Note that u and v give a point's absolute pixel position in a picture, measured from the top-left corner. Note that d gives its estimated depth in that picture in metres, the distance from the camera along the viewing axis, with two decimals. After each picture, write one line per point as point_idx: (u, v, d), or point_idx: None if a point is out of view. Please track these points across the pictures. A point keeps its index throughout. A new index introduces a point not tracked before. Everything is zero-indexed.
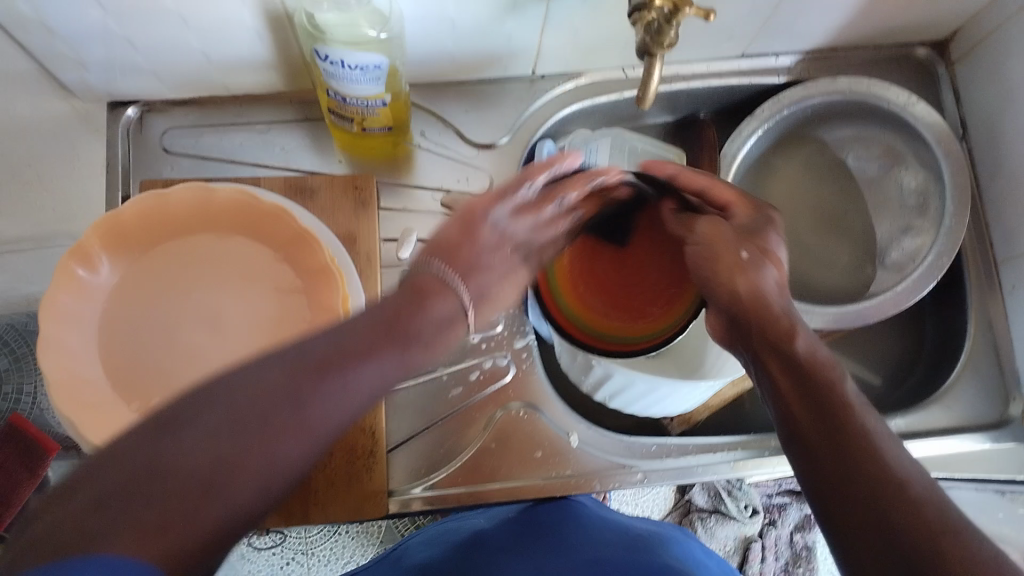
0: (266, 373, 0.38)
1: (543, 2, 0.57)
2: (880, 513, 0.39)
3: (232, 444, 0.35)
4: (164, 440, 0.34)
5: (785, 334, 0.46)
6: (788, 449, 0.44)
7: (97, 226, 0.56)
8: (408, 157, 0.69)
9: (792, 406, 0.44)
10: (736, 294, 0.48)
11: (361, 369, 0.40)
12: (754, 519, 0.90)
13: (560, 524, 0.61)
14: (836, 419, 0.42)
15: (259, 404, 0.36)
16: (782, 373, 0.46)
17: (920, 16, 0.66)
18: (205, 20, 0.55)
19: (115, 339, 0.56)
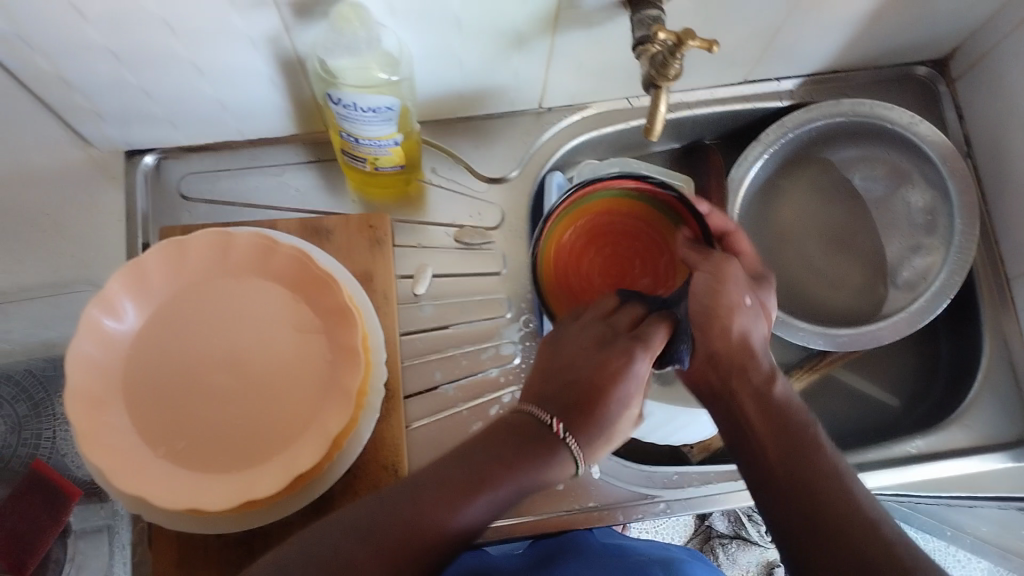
0: (433, 478, 0.44)
1: (548, 37, 0.58)
2: (839, 535, 0.43)
3: (382, 540, 0.42)
4: (382, 510, 0.43)
5: (762, 381, 0.51)
6: (751, 476, 0.48)
7: (122, 273, 0.57)
8: (419, 193, 0.70)
9: (763, 437, 0.48)
10: (728, 342, 0.52)
11: (508, 482, 0.44)
12: (775, 543, 0.92)
13: (562, 548, 0.60)
14: (802, 452, 0.47)
15: (418, 506, 0.43)
16: (756, 414, 0.49)
17: (917, 35, 0.68)
18: (219, 68, 0.57)
19: (138, 386, 0.57)
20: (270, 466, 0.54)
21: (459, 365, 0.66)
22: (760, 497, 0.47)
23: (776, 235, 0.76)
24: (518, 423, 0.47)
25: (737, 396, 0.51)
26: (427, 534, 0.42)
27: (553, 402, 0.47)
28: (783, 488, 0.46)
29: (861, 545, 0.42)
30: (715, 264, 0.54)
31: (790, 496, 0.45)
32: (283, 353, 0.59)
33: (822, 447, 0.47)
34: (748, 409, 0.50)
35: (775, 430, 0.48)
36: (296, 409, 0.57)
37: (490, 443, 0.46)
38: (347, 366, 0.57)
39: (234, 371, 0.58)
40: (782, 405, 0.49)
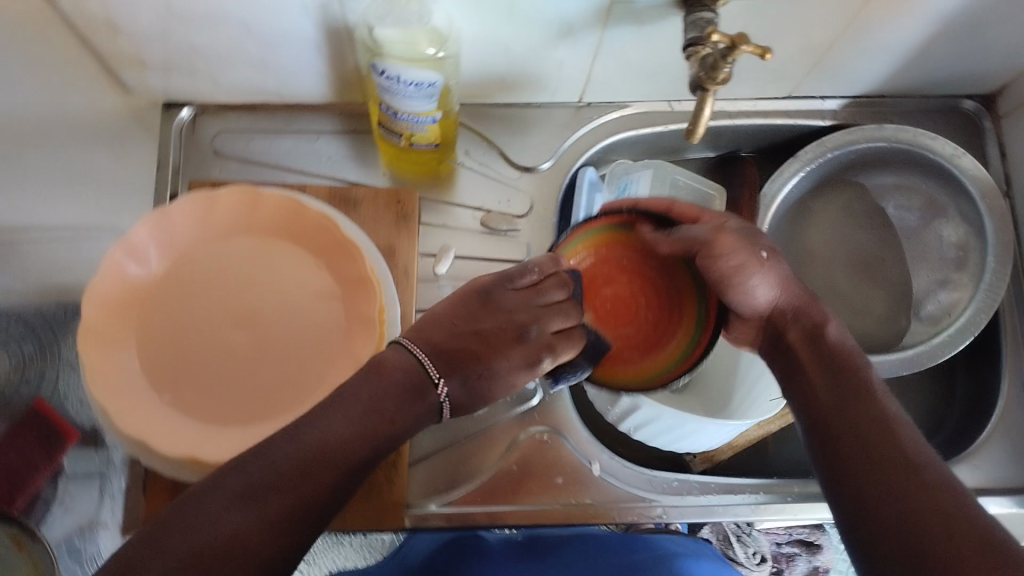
0: (280, 450, 0.42)
1: (597, 30, 0.58)
2: (886, 475, 0.44)
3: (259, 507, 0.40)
4: (234, 486, 0.41)
5: (814, 325, 0.54)
6: (809, 423, 0.51)
7: (148, 220, 0.58)
8: (450, 174, 0.69)
9: (817, 382, 0.51)
10: (755, 306, 0.55)
11: (356, 427, 0.45)
12: (762, 567, 0.80)
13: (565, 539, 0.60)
14: (853, 395, 0.49)
15: (289, 468, 0.42)
16: (808, 361, 0.53)
17: (969, 68, 0.67)
18: (267, 29, 0.57)
19: (153, 332, 0.57)
20: (274, 426, 0.54)
21: None
22: (814, 440, 0.50)
23: (803, 255, 0.75)
24: (404, 377, 0.48)
25: (789, 342, 0.54)
26: (335, 470, 0.43)
27: (440, 360, 0.49)
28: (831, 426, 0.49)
29: (899, 471, 0.44)
30: (713, 232, 0.54)
31: (835, 434, 0.48)
32: (300, 316, 0.59)
33: (870, 386, 0.50)
34: (801, 354, 0.53)
35: (826, 374, 0.51)
36: (306, 372, 0.57)
37: (375, 393, 0.46)
38: (363, 336, 0.57)
39: (251, 328, 0.58)
40: (834, 349, 0.52)
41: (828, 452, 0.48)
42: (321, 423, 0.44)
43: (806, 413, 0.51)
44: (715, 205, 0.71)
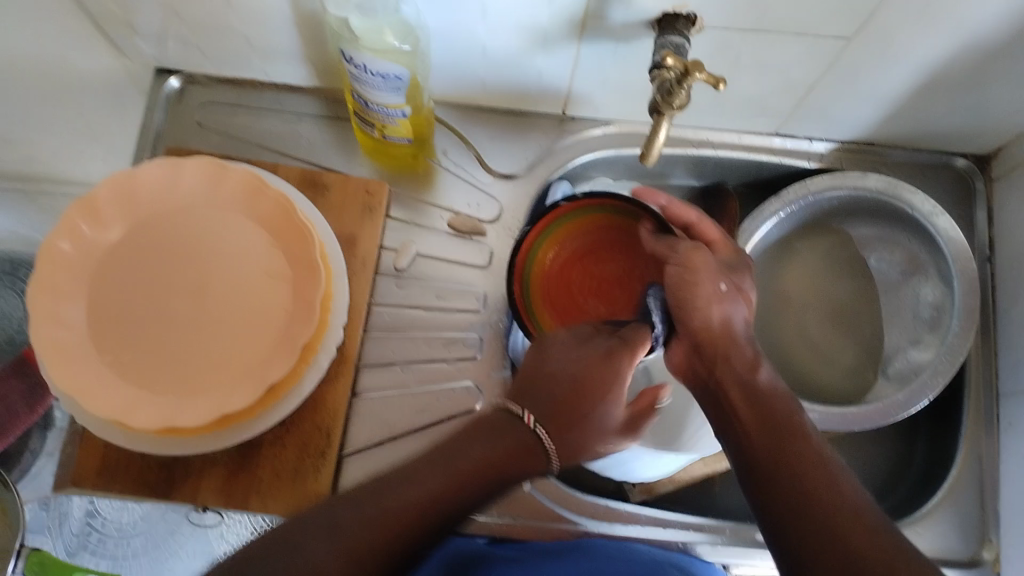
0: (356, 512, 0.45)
1: (574, 43, 0.57)
2: (833, 533, 0.42)
3: (358, 524, 0.44)
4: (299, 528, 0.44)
5: (746, 367, 0.51)
6: (741, 473, 0.48)
7: (110, 183, 0.59)
8: (427, 172, 0.70)
9: (750, 428, 0.48)
10: (706, 322, 0.52)
11: (468, 455, 0.48)
12: None
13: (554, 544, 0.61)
14: (788, 440, 0.47)
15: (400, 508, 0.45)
16: (743, 405, 0.49)
17: (963, 125, 0.65)
18: (248, 6, 0.58)
19: (104, 294, 0.58)
20: (202, 400, 0.55)
21: (419, 348, 0.65)
22: (747, 484, 0.47)
23: (779, 299, 0.73)
24: (520, 440, 0.50)
25: (719, 384, 0.51)
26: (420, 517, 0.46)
27: (535, 404, 0.51)
28: (761, 472, 0.46)
29: (847, 527, 0.42)
30: (686, 253, 0.54)
31: (769, 481, 0.46)
32: (247, 295, 0.59)
33: (801, 426, 0.48)
34: (734, 395, 0.50)
35: (761, 420, 0.48)
36: (241, 351, 0.57)
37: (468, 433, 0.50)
38: (302, 320, 0.57)
39: (197, 301, 0.59)
40: (766, 392, 0.50)
41: (762, 497, 0.46)
42: (420, 473, 0.47)
43: (740, 461, 0.48)
44: None
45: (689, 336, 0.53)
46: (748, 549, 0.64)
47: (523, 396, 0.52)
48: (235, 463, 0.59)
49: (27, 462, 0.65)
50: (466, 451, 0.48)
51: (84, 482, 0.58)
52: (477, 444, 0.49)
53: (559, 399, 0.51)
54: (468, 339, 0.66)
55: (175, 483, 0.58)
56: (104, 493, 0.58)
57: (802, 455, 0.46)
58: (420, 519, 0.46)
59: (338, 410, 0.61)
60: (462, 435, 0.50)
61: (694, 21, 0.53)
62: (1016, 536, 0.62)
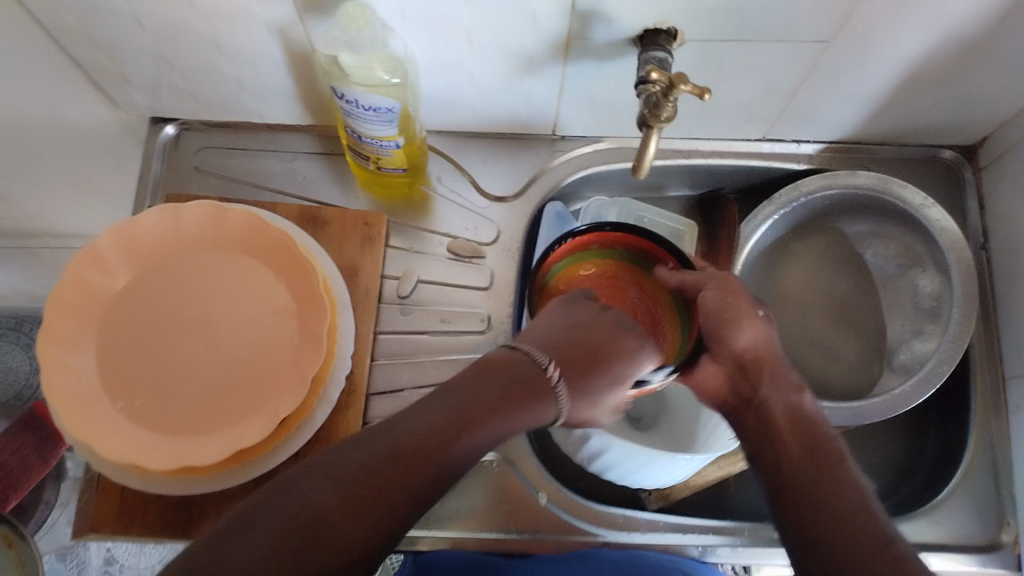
0: (355, 460, 0.41)
1: (560, 65, 0.58)
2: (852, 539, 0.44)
3: (355, 474, 0.41)
4: (265, 505, 0.39)
5: (788, 393, 0.54)
6: (772, 488, 0.50)
7: (114, 230, 0.60)
8: (424, 201, 0.71)
9: (786, 449, 0.51)
10: (751, 342, 0.55)
11: (447, 397, 0.45)
12: None
13: (567, 558, 0.60)
14: (822, 461, 0.49)
15: (398, 457, 0.41)
16: (785, 434, 0.52)
17: (946, 117, 0.66)
18: (239, 50, 0.59)
19: (113, 339, 0.58)
20: (217, 437, 0.55)
21: (427, 374, 0.66)
22: (776, 497, 0.50)
23: (779, 298, 0.74)
24: (520, 389, 0.46)
25: (762, 403, 0.54)
26: (433, 459, 0.42)
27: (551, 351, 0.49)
28: (795, 494, 0.48)
29: (868, 536, 0.44)
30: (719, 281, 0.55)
31: (805, 503, 0.48)
32: (256, 334, 0.60)
33: (839, 456, 0.50)
34: (770, 423, 0.53)
35: (799, 448, 0.51)
36: (255, 389, 0.58)
37: (486, 394, 0.45)
38: (310, 353, 0.57)
39: (208, 341, 0.60)
40: (802, 417, 0.53)
41: (793, 512, 0.48)
42: (419, 413, 0.44)
43: (777, 483, 0.50)
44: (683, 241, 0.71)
45: (732, 355, 0.55)
46: (767, 548, 0.64)
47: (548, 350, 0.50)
48: None
49: (42, 513, 0.65)
50: (483, 414, 0.44)
51: (103, 528, 0.58)
52: (495, 393, 0.45)
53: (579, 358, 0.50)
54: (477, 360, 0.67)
55: (194, 523, 0.59)
56: (125, 537, 0.59)
57: (840, 483, 0.48)
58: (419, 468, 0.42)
59: None
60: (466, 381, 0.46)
61: (676, 37, 0.54)
62: None
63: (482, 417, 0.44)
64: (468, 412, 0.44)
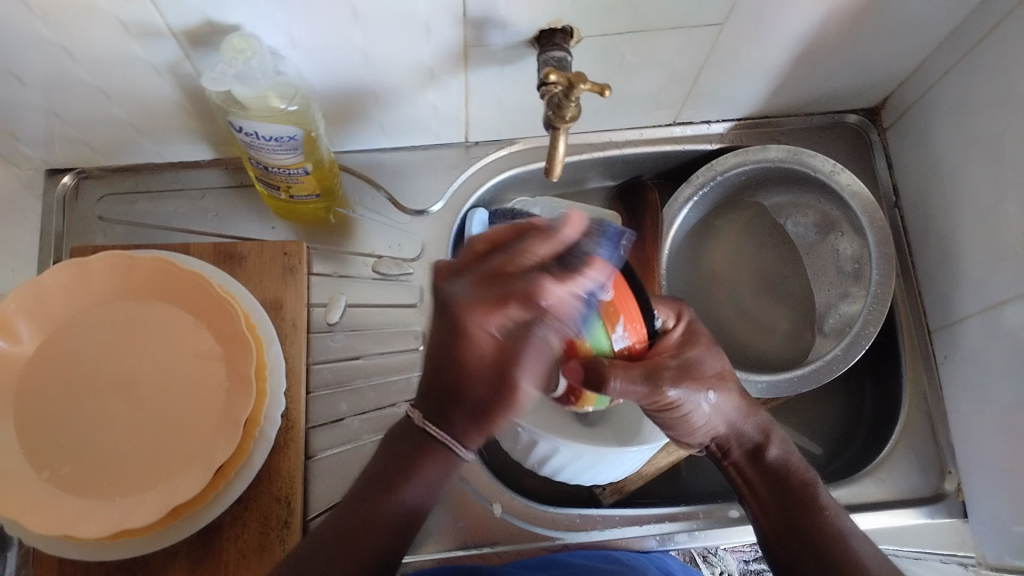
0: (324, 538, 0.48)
1: (462, 73, 0.58)
2: None
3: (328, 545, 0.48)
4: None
5: (754, 445, 0.54)
6: (765, 546, 0.53)
7: (16, 294, 0.56)
8: (343, 222, 0.69)
9: (770, 508, 0.53)
10: (705, 424, 0.53)
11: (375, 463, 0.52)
12: None
13: (531, 564, 0.59)
14: (802, 514, 0.51)
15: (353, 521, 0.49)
16: (756, 483, 0.54)
17: (847, 83, 0.68)
18: (128, 94, 0.56)
19: (30, 408, 0.56)
20: (152, 496, 0.53)
21: (366, 398, 0.65)
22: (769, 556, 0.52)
23: (708, 277, 0.76)
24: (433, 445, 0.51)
25: (737, 466, 0.55)
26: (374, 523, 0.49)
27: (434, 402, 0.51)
28: (782, 548, 0.51)
29: None
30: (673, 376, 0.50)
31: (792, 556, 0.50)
32: (181, 382, 0.57)
33: (812, 491, 0.52)
34: (739, 478, 0.55)
35: (773, 495, 0.53)
36: (187, 440, 0.56)
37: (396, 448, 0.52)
38: (241, 395, 0.55)
39: (129, 397, 0.57)
40: (780, 468, 0.54)
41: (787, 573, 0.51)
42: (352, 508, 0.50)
43: (766, 537, 0.53)
44: None
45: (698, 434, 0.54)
46: (725, 527, 0.65)
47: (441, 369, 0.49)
48: (198, 553, 0.57)
49: None
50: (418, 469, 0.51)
51: None
52: (406, 449, 0.51)
53: (449, 390, 0.50)
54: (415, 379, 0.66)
55: None
56: None
57: (815, 525, 0.51)
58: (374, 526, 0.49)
59: (294, 477, 0.59)
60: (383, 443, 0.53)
61: (572, 34, 0.53)
62: (968, 463, 0.64)
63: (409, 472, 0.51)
64: (389, 479, 0.50)
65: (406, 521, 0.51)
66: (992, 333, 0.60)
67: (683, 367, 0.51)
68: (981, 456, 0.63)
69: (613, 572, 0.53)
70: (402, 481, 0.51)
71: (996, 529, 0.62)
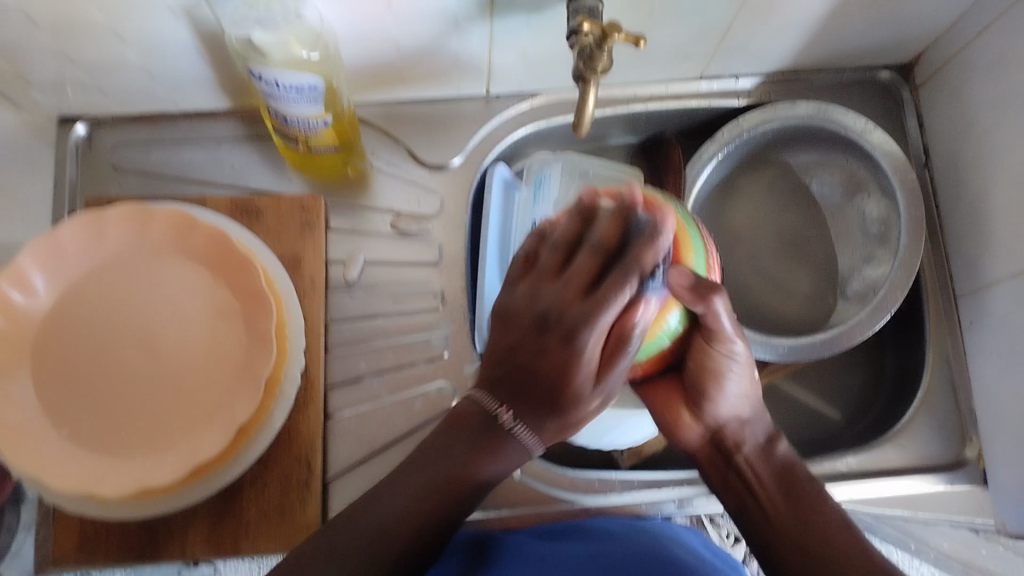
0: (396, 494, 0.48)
1: (486, 20, 0.56)
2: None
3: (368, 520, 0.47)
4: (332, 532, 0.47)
5: (766, 436, 0.57)
6: (758, 531, 0.54)
7: (33, 246, 0.55)
8: (361, 176, 0.68)
9: (770, 494, 0.54)
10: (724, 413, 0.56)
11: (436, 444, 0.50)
12: (738, 548, 0.77)
13: (552, 533, 0.59)
14: (806, 506, 0.53)
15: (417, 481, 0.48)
16: (762, 476, 0.55)
17: (881, 37, 0.66)
18: (143, 38, 0.55)
19: (49, 363, 0.55)
20: (173, 452, 0.53)
21: (386, 357, 0.64)
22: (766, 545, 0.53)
23: (730, 238, 0.75)
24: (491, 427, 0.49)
25: (743, 459, 0.56)
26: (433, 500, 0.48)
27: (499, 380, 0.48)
28: (783, 534, 0.52)
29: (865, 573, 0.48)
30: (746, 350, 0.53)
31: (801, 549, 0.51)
32: (201, 339, 0.57)
33: (819, 493, 0.54)
34: (749, 473, 0.56)
35: (783, 493, 0.54)
36: (208, 397, 0.55)
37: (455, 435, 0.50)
38: (260, 352, 0.55)
39: (148, 353, 0.57)
40: (787, 463, 0.56)
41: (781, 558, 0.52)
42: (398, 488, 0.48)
43: (761, 526, 0.54)
44: None
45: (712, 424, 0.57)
46: None
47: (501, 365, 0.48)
48: (219, 512, 0.57)
49: None
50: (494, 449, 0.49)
51: (66, 559, 0.56)
52: (460, 453, 0.49)
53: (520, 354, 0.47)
54: (433, 338, 0.65)
55: (161, 542, 0.57)
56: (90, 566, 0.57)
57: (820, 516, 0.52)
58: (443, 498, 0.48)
59: (314, 437, 0.59)
60: (427, 453, 0.50)
61: None
62: (991, 431, 0.64)
63: (481, 456, 0.49)
64: (455, 456, 0.49)
65: (478, 495, 0.50)
66: (1021, 298, 0.59)
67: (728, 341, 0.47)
68: (1005, 424, 0.62)
69: (635, 546, 0.53)
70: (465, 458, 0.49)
71: (1018, 498, 0.61)
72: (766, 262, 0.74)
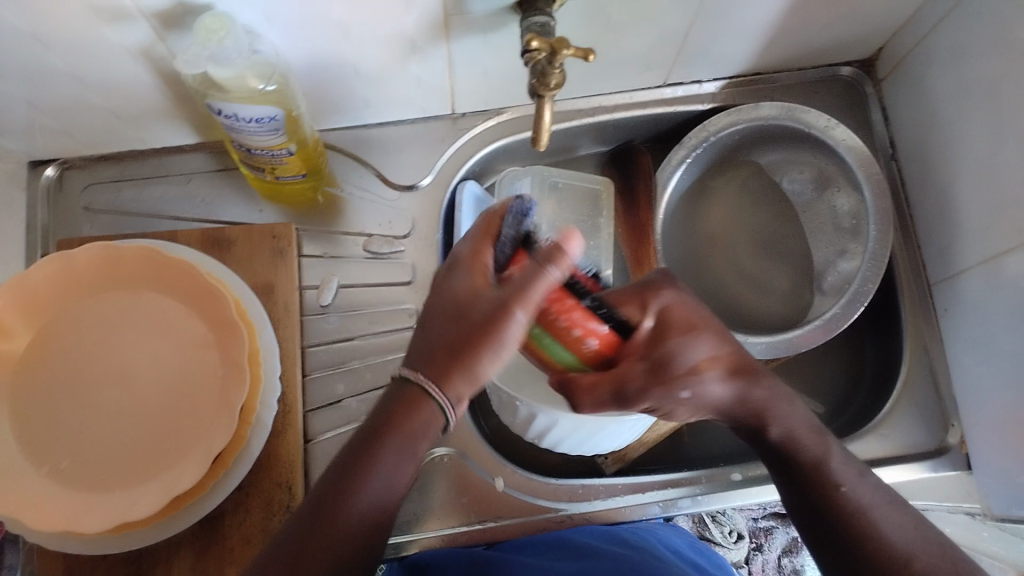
0: (295, 526, 0.44)
1: (442, 43, 0.56)
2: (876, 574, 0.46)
3: (296, 547, 0.43)
4: (267, 550, 0.44)
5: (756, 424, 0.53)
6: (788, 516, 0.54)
7: (6, 289, 0.55)
8: (332, 202, 0.68)
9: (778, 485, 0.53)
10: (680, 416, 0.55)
11: (329, 470, 0.47)
12: (740, 545, 0.79)
13: (539, 543, 0.59)
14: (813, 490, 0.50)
15: (316, 503, 0.45)
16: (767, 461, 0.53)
17: (839, 35, 0.66)
18: (103, 80, 0.55)
19: (26, 404, 0.55)
20: (152, 486, 0.53)
21: (364, 378, 0.64)
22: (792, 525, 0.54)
23: (705, 240, 0.75)
24: (417, 424, 0.47)
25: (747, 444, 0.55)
26: (345, 532, 0.44)
27: (430, 368, 0.47)
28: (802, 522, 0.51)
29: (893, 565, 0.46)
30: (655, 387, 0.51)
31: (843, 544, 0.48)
32: (177, 371, 0.57)
33: (852, 470, 0.50)
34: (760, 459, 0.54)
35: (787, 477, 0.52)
36: (185, 428, 0.55)
37: (344, 462, 0.46)
38: (235, 381, 0.55)
39: (125, 388, 0.57)
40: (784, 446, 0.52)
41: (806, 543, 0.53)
42: (297, 527, 0.44)
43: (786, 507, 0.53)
44: (601, 201, 0.73)
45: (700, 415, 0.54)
46: (728, 492, 0.65)
47: (427, 360, 0.47)
48: (202, 540, 0.57)
49: None
50: (374, 455, 0.46)
51: None
52: (345, 467, 0.46)
53: (443, 343, 0.47)
54: None
55: (146, 574, 0.57)
56: None
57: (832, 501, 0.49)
58: (339, 539, 0.44)
59: (295, 461, 0.59)
60: (311, 498, 0.46)
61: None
62: (972, 416, 0.64)
63: (366, 468, 0.46)
64: (348, 476, 0.46)
65: (379, 520, 0.46)
66: (993, 283, 0.59)
67: (653, 368, 0.51)
68: (985, 409, 0.62)
69: (620, 555, 0.53)
70: (387, 477, 0.46)
71: (1002, 481, 0.61)
72: (741, 261, 0.74)
